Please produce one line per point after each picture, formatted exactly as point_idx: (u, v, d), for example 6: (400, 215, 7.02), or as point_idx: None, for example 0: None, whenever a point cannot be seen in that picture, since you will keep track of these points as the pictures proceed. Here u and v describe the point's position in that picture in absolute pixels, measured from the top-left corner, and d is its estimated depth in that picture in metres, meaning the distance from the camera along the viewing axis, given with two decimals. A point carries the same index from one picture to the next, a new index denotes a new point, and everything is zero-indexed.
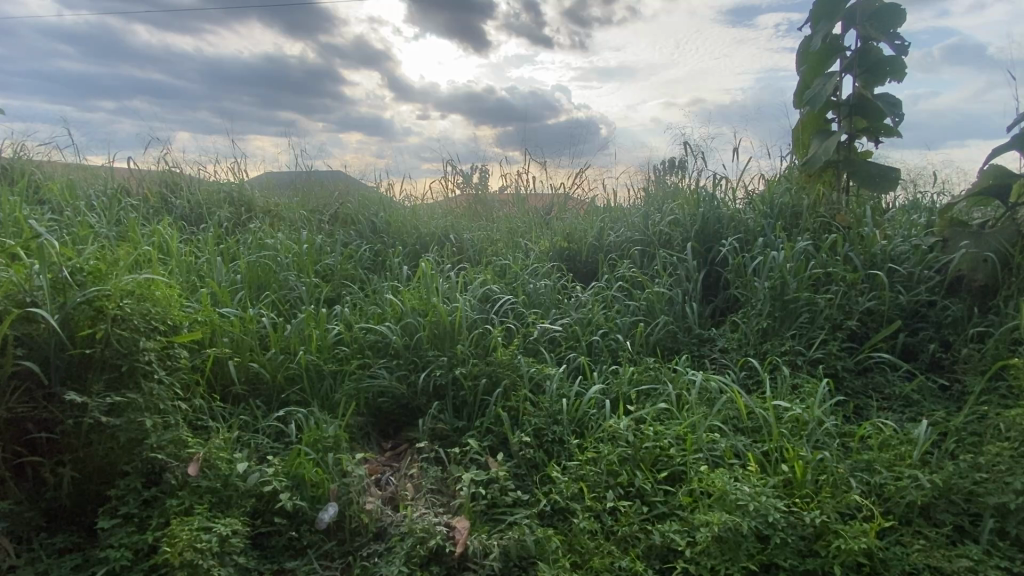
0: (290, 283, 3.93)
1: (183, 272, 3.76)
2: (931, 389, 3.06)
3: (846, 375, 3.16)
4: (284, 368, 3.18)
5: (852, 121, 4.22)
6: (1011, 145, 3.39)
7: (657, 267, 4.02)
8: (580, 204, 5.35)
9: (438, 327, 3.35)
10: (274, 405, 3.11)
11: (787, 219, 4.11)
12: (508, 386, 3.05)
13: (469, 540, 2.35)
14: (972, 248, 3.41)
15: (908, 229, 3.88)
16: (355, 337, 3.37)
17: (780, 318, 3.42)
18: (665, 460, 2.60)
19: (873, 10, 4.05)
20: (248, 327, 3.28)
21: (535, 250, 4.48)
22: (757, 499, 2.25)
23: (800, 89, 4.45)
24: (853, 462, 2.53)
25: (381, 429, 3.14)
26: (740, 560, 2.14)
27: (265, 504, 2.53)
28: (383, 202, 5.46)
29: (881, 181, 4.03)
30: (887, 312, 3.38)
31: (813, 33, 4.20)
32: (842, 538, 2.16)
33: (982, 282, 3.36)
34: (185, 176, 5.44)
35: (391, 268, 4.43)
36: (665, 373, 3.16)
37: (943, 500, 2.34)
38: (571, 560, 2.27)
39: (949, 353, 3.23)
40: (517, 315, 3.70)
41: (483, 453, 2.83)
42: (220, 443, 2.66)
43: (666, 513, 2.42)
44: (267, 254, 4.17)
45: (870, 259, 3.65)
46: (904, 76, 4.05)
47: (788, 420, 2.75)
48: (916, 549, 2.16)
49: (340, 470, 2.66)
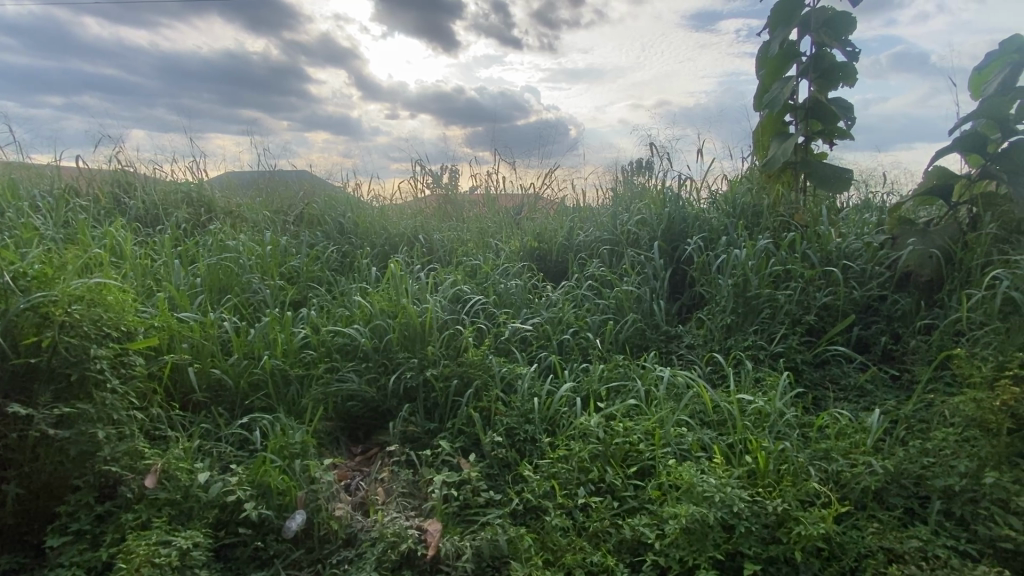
0: (254, 285, 3.83)
1: (138, 275, 3.64)
2: (883, 379, 3.21)
3: (805, 367, 3.28)
4: (247, 374, 3.09)
5: (809, 124, 4.39)
6: (952, 148, 3.59)
7: (626, 267, 4.11)
8: (550, 204, 5.40)
9: (409, 328, 3.32)
10: (237, 412, 3.02)
11: (748, 218, 4.26)
12: (479, 386, 3.05)
13: (441, 542, 2.32)
14: (918, 245, 3.59)
15: (861, 228, 4.07)
16: (323, 340, 3.30)
17: (742, 314, 3.54)
18: (635, 455, 2.64)
19: (826, 17, 4.23)
20: (209, 332, 3.18)
21: (506, 249, 4.49)
22: (722, 490, 2.29)
23: (760, 94, 4.60)
24: (812, 451, 2.62)
25: (351, 433, 3.10)
26: (707, 551, 2.17)
27: (228, 514, 2.44)
28: (350, 202, 5.37)
29: (836, 182, 4.20)
30: (842, 307, 3.52)
31: (771, 38, 4.36)
32: (803, 524, 2.21)
33: (928, 277, 3.53)
34: (139, 176, 5.22)
35: (360, 269, 4.37)
36: (633, 370, 3.22)
37: (895, 484, 2.46)
38: (543, 558, 2.27)
39: (899, 344, 3.39)
40: (488, 315, 3.71)
41: (455, 454, 2.82)
42: (180, 453, 2.56)
43: (637, 507, 2.46)
44: (229, 256, 4.06)
45: (826, 257, 3.81)
46: (855, 81, 4.25)
47: (752, 412, 2.84)
48: (871, 532, 2.26)
49: (308, 476, 2.59)
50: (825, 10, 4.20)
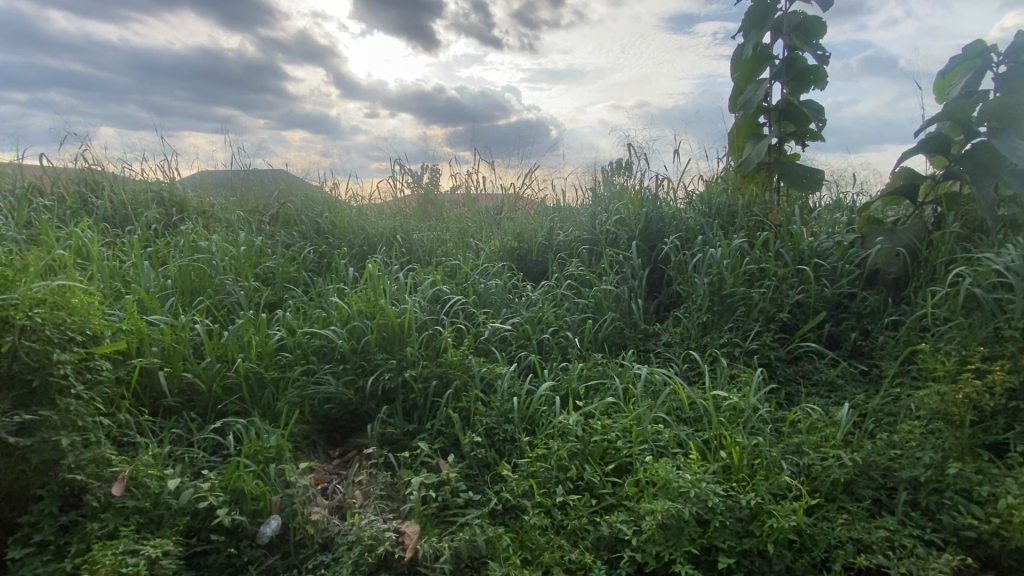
0: (227, 287, 3.75)
1: (105, 278, 3.54)
2: (853, 374, 3.30)
3: (779, 364, 3.35)
4: (220, 377, 3.03)
5: (782, 125, 4.49)
6: (916, 150, 3.70)
7: (604, 266, 4.14)
8: (530, 204, 5.41)
9: (387, 329, 3.29)
10: (210, 417, 2.95)
11: (724, 218, 4.34)
12: (459, 387, 3.04)
13: (419, 544, 2.29)
14: (886, 244, 3.70)
15: (831, 228, 4.17)
16: (299, 342, 3.25)
17: (718, 312, 3.60)
18: (613, 453, 2.67)
19: (798, 21, 4.33)
20: (181, 335, 3.11)
21: (486, 249, 4.49)
22: (697, 485, 2.32)
23: (735, 96, 4.69)
24: (784, 445, 2.67)
25: (329, 436, 3.06)
26: (683, 545, 2.20)
27: (200, 521, 2.39)
28: (328, 202, 5.30)
29: (809, 183, 4.30)
30: (814, 304, 3.61)
31: (745, 41, 4.45)
32: (775, 517, 2.25)
33: (896, 275, 3.64)
34: (107, 175, 5.07)
35: (338, 270, 4.31)
36: (612, 368, 3.25)
37: (864, 476, 2.53)
38: (522, 557, 2.27)
39: (868, 340, 3.49)
40: (468, 315, 3.70)
41: (434, 455, 2.80)
42: (149, 460, 2.49)
43: (614, 505, 2.48)
44: (201, 257, 3.97)
45: (798, 255, 3.90)
46: (825, 84, 4.36)
47: (727, 408, 2.89)
48: (841, 523, 2.32)
49: (283, 481, 2.54)
50: (797, 15, 4.30)
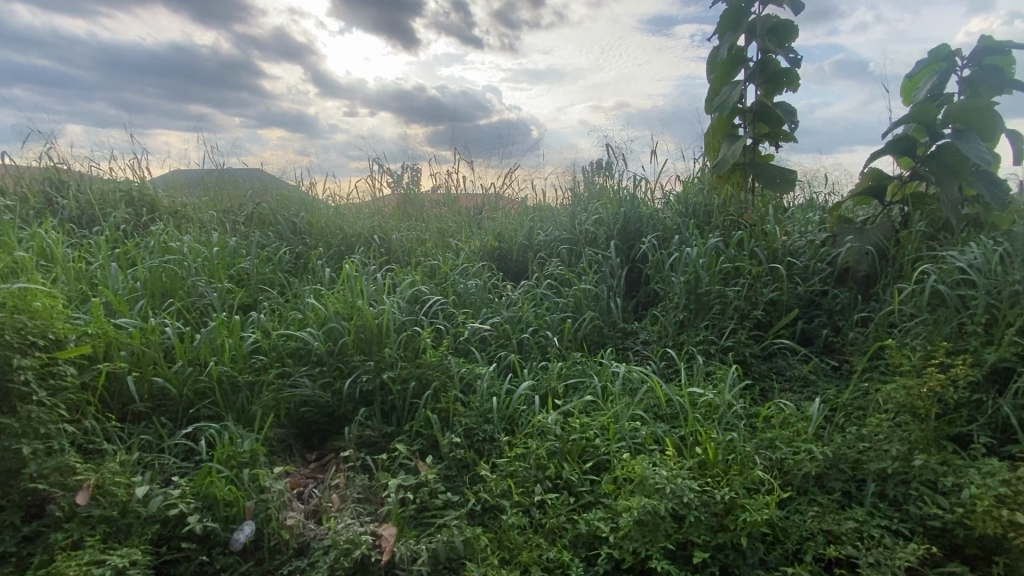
0: (200, 289, 3.66)
1: (71, 281, 3.43)
2: (824, 370, 3.38)
3: (753, 360, 3.42)
4: (192, 381, 2.95)
5: (756, 126, 4.57)
6: (885, 151, 3.80)
7: (584, 266, 4.16)
8: (510, 204, 5.41)
9: (364, 331, 3.25)
10: (182, 422, 2.88)
11: (700, 218, 4.41)
12: (437, 387, 3.03)
13: (396, 547, 2.28)
14: (856, 242, 3.80)
15: (804, 227, 4.27)
16: (274, 344, 3.19)
17: (694, 310, 3.66)
18: (591, 450, 2.69)
19: (771, 25, 4.42)
20: (150, 339, 3.02)
21: (466, 249, 4.47)
22: (673, 481, 2.35)
23: (711, 97, 4.76)
24: (758, 440, 2.72)
25: (306, 439, 3.02)
26: (659, 541, 2.22)
27: (170, 529, 2.33)
28: (305, 202, 5.22)
29: (782, 183, 4.38)
30: (787, 302, 3.69)
31: (720, 44, 4.52)
32: (748, 511, 2.29)
33: (865, 272, 3.74)
34: (73, 174, 4.91)
35: (314, 271, 4.25)
36: (591, 366, 3.27)
37: (834, 469, 2.59)
38: (500, 557, 2.27)
39: (839, 336, 3.58)
40: (447, 315, 3.68)
41: (413, 457, 2.78)
42: (116, 467, 2.42)
43: (592, 502, 2.50)
44: (172, 258, 3.87)
45: (772, 254, 3.98)
46: (798, 86, 4.46)
47: (703, 405, 2.93)
48: (812, 515, 2.38)
49: (257, 486, 2.49)
50: (770, 19, 4.39)
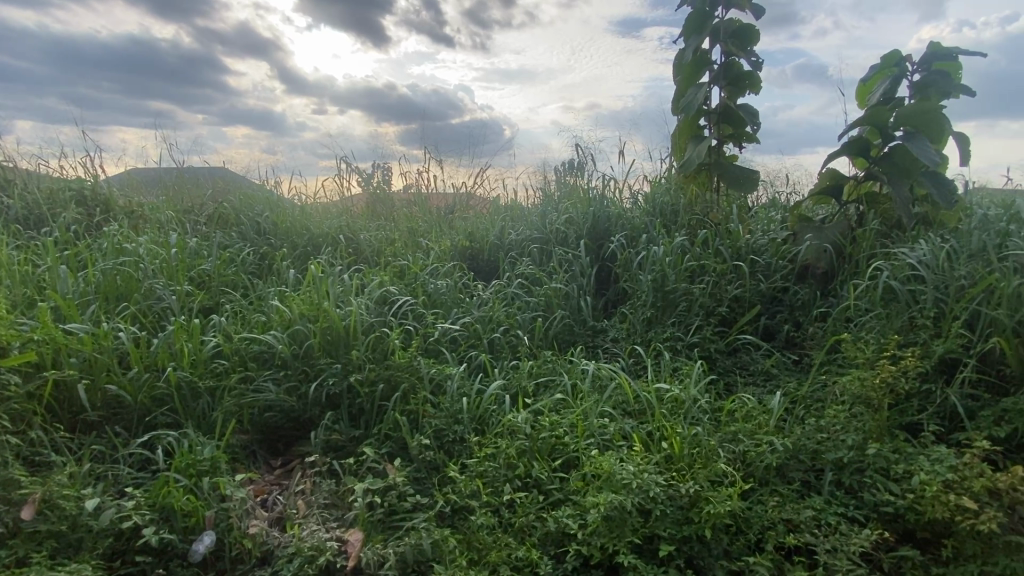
0: (157, 292, 3.51)
1: (16, 285, 3.26)
2: (786, 363, 3.49)
3: (718, 356, 3.50)
4: (148, 388, 2.84)
5: (720, 128, 4.68)
6: (841, 152, 3.94)
7: (554, 265, 4.18)
8: (481, 203, 5.40)
9: (331, 333, 3.18)
10: (137, 431, 2.76)
11: (667, 217, 4.49)
12: (407, 389, 2.99)
13: (363, 552, 2.24)
14: (815, 240, 3.93)
15: (766, 225, 4.39)
16: (236, 348, 3.10)
17: (661, 308, 3.72)
18: (560, 448, 2.71)
19: (734, 28, 4.52)
20: (103, 344, 2.88)
21: (436, 249, 4.44)
22: (639, 476, 2.39)
23: (677, 99, 4.85)
24: (722, 434, 2.79)
25: (270, 445, 2.94)
26: (626, 536, 2.25)
27: (124, 542, 2.24)
28: (270, 202, 5.08)
29: (746, 182, 4.50)
30: (750, 298, 3.79)
31: (686, 46, 4.61)
32: (712, 503, 2.34)
33: (824, 269, 3.87)
34: (19, 172, 4.66)
35: (279, 272, 4.15)
36: (561, 365, 3.29)
37: (794, 460, 2.67)
38: (468, 557, 2.25)
39: (800, 331, 3.70)
40: (417, 315, 3.64)
41: (381, 461, 2.74)
42: (65, 479, 2.31)
43: (561, 500, 2.51)
44: (127, 260, 3.71)
45: (736, 251, 4.08)
46: (760, 89, 4.58)
47: (669, 400, 2.98)
48: (772, 505, 2.45)
49: (218, 495, 2.41)
50: (733, 22, 4.50)
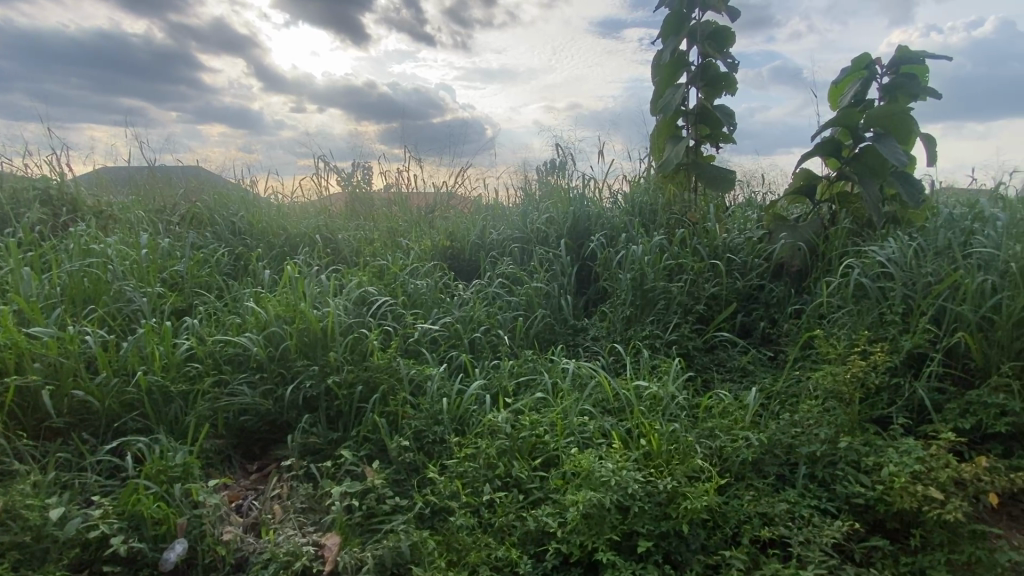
0: (127, 293, 3.41)
1: None
2: (761, 360, 3.55)
3: (696, 353, 3.55)
4: (118, 393, 2.76)
5: (698, 128, 4.75)
6: (814, 152, 4.03)
7: (535, 264, 4.19)
8: (462, 203, 5.37)
9: (307, 334, 3.12)
10: (106, 437, 2.68)
11: (646, 216, 4.54)
12: (386, 391, 2.96)
13: (340, 556, 2.22)
14: (789, 239, 4.01)
15: (743, 224, 4.47)
16: (210, 351, 3.03)
17: (640, 306, 3.76)
18: (541, 447, 2.71)
19: (710, 30, 4.59)
20: (69, 349, 2.79)
21: (416, 249, 4.40)
22: (618, 474, 2.40)
23: (655, 99, 4.90)
24: (699, 430, 2.82)
25: (246, 450, 2.88)
26: (605, 533, 2.27)
27: (92, 552, 2.17)
28: (246, 201, 4.98)
29: (722, 182, 4.57)
30: (727, 296, 3.85)
31: (663, 47, 4.66)
32: (689, 499, 2.36)
33: (798, 267, 3.95)
34: None
35: (255, 273, 4.07)
36: (541, 364, 3.29)
37: (769, 454, 2.72)
38: (448, 559, 2.24)
39: (775, 328, 3.77)
40: (396, 316, 3.60)
41: (359, 463, 2.71)
42: (28, 489, 2.23)
43: (541, 498, 2.51)
44: (94, 261, 3.60)
45: (713, 250, 4.14)
46: (735, 90, 4.66)
47: (648, 398, 3.01)
48: (748, 499, 2.49)
49: (190, 501, 2.36)
50: (709, 24, 4.56)
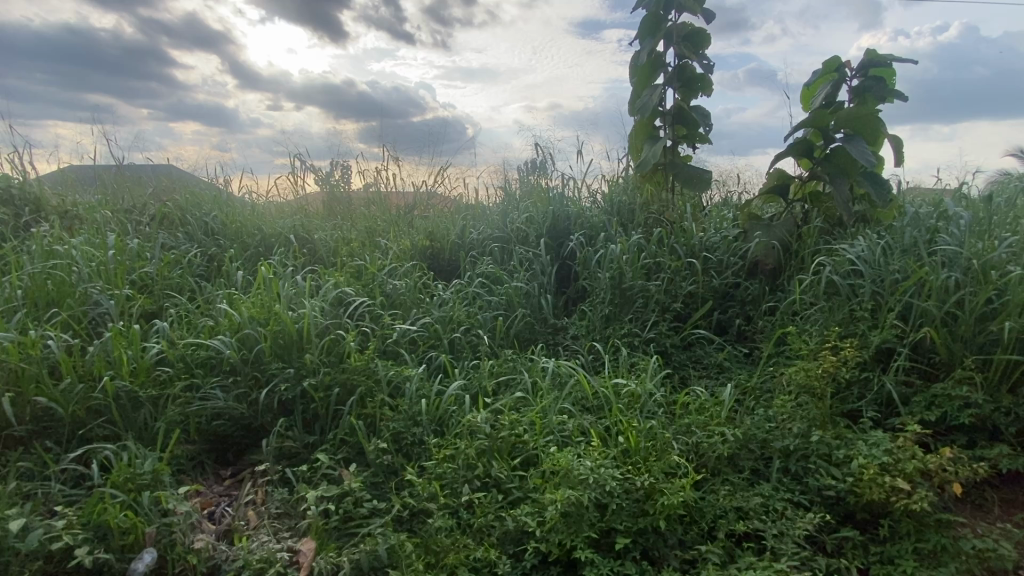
0: (93, 296, 3.30)
1: None
2: (737, 356, 3.62)
3: (674, 351, 3.60)
4: (83, 399, 2.66)
5: (675, 129, 4.81)
6: (787, 153, 4.12)
7: (515, 264, 4.19)
8: (442, 202, 5.34)
9: (283, 336, 3.06)
10: (71, 445, 2.60)
11: (624, 216, 4.58)
12: (363, 393, 2.92)
13: (316, 561, 2.19)
14: (763, 238, 4.09)
15: (719, 223, 4.54)
16: (181, 354, 2.95)
17: (619, 305, 3.79)
18: (520, 447, 2.71)
19: (686, 32, 4.64)
20: (30, 354, 2.69)
21: (395, 249, 4.36)
22: (596, 471, 2.42)
23: (633, 100, 4.95)
24: (676, 427, 2.86)
25: (219, 455, 2.82)
26: (583, 531, 2.28)
27: (56, 564, 2.11)
28: (219, 201, 4.87)
29: (699, 182, 4.64)
30: (703, 294, 3.91)
31: (641, 48, 4.70)
32: (666, 495, 2.38)
33: (772, 265, 4.03)
34: None
35: (229, 274, 3.98)
36: (521, 363, 3.29)
37: (744, 449, 2.76)
38: (426, 561, 2.22)
39: (750, 325, 3.84)
40: (374, 317, 3.55)
41: (336, 467, 2.68)
42: None
43: (521, 498, 2.51)
44: (58, 263, 3.47)
45: (690, 249, 4.19)
46: (711, 91, 4.73)
47: (626, 395, 3.03)
48: (724, 494, 2.53)
49: (159, 510, 2.29)
50: (685, 26, 4.62)
